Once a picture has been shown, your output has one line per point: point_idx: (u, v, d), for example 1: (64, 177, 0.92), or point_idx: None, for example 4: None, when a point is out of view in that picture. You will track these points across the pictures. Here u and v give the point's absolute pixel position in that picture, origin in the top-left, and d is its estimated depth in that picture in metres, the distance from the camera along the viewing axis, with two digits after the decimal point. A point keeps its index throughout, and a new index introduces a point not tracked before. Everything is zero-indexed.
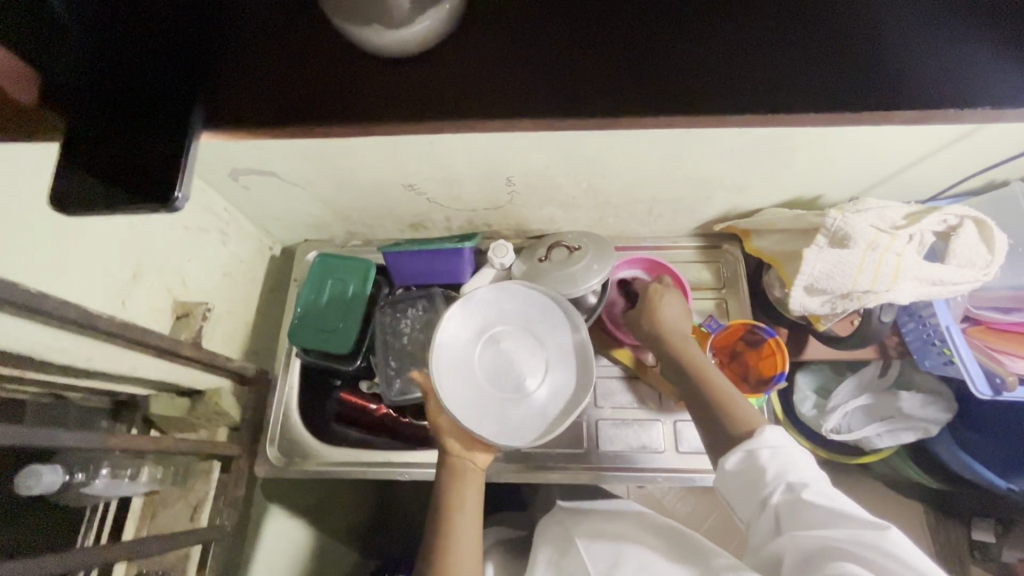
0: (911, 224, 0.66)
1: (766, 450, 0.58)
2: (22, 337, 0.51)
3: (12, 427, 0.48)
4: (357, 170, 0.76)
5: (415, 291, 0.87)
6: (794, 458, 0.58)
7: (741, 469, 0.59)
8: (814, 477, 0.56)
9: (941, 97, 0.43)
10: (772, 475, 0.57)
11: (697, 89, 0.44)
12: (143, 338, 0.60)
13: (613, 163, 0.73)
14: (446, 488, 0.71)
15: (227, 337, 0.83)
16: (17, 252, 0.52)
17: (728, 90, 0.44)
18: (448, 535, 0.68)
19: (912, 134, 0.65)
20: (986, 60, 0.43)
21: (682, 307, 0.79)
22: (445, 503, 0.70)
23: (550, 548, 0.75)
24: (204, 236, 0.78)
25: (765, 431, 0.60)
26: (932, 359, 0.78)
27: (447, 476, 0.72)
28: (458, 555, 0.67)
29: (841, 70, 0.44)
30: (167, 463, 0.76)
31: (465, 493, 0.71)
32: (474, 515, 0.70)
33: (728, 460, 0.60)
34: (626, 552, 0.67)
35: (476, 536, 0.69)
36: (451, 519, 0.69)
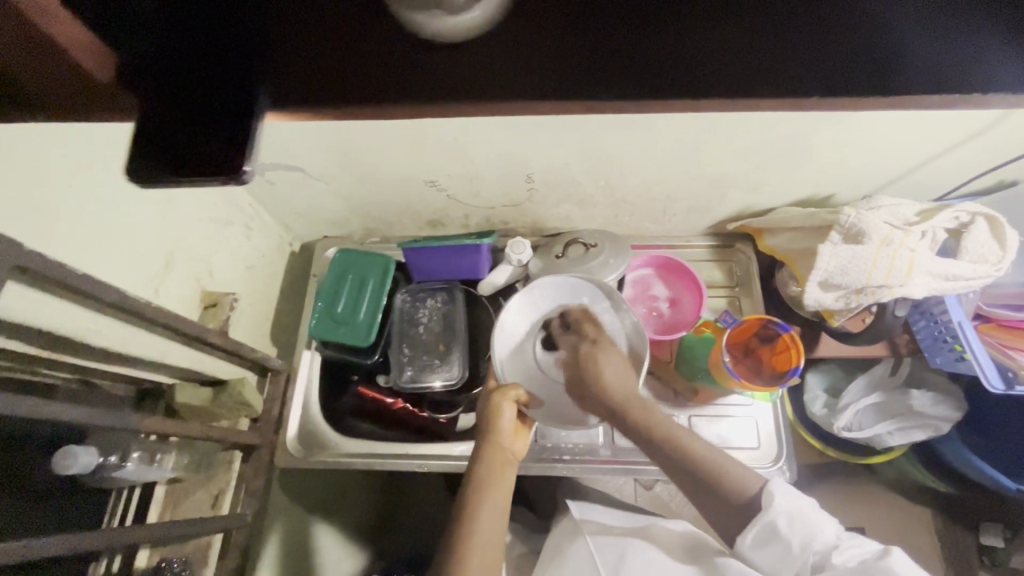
0: (924, 221, 0.68)
1: (783, 519, 0.59)
2: (64, 317, 0.52)
3: (53, 405, 0.50)
4: (380, 165, 0.78)
5: (437, 283, 0.91)
6: (810, 515, 0.60)
7: (763, 540, 0.60)
8: (829, 529, 0.59)
9: (950, 76, 0.33)
10: (797, 546, 0.59)
11: (686, 63, 0.34)
12: (176, 324, 0.61)
13: (631, 160, 0.75)
14: (482, 471, 0.70)
15: (250, 328, 0.84)
16: (63, 236, 0.54)
17: (756, 60, 0.34)
18: (475, 514, 0.66)
19: (924, 132, 0.67)
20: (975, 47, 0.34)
21: (618, 357, 0.74)
22: (480, 484, 0.69)
23: (563, 540, 0.84)
24: (229, 228, 0.79)
25: (773, 496, 0.61)
26: (943, 356, 0.79)
27: (486, 462, 0.71)
28: (480, 535, 0.65)
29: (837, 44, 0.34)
30: (188, 451, 0.77)
31: (498, 481, 0.70)
32: (504, 504, 0.68)
33: (746, 539, 0.61)
34: (632, 549, 0.77)
35: (500, 524, 0.67)
36: (481, 498, 0.67)
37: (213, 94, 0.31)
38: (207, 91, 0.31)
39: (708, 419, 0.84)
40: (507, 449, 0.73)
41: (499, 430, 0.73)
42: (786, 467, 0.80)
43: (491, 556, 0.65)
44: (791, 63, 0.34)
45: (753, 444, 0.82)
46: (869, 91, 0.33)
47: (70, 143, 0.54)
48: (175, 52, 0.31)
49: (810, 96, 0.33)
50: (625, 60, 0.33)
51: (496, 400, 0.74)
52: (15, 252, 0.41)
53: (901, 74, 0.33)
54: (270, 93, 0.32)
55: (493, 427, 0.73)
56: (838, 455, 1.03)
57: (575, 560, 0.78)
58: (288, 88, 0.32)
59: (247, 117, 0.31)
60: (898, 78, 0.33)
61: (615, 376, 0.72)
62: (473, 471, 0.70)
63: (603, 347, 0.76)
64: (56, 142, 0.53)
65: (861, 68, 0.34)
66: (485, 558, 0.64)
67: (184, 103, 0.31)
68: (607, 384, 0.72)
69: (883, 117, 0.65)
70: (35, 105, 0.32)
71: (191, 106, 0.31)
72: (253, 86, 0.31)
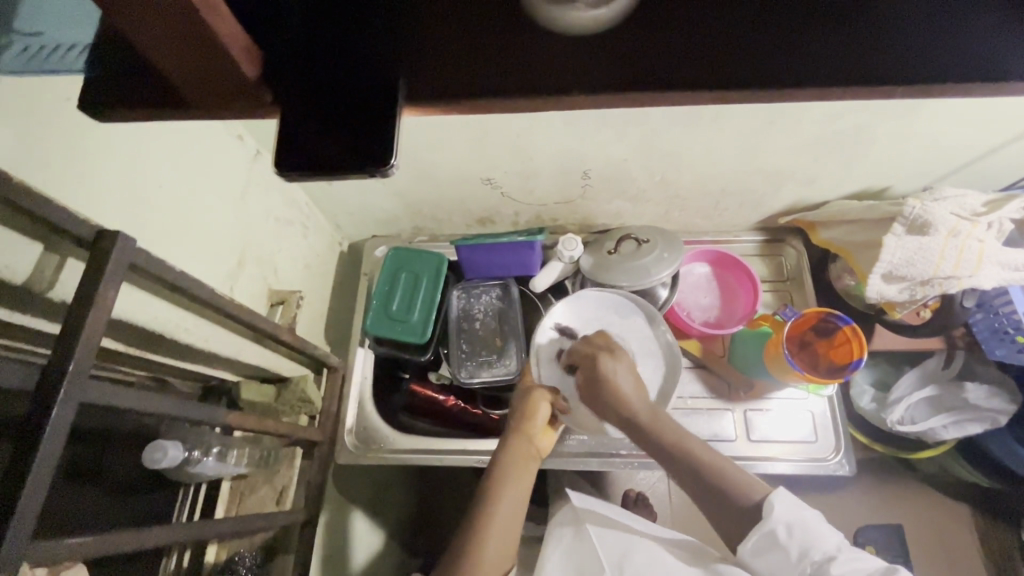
0: (991, 212, 0.68)
1: (783, 528, 0.57)
2: (159, 314, 0.53)
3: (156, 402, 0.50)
4: (440, 163, 0.79)
5: (489, 280, 0.92)
6: (810, 524, 0.58)
7: (761, 548, 0.59)
8: (829, 541, 0.57)
9: (1002, 61, 0.32)
10: (795, 556, 0.57)
11: (783, 53, 0.33)
12: (254, 322, 0.62)
13: (691, 154, 0.75)
14: (506, 461, 0.70)
15: (309, 326, 0.85)
16: (155, 235, 0.55)
17: (816, 43, 0.33)
18: (495, 501, 0.66)
19: (992, 123, 0.68)
20: (1012, 34, 0.33)
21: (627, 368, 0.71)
22: (503, 471, 0.69)
23: (562, 531, 0.83)
24: (290, 228, 0.80)
25: (775, 503, 0.58)
26: (1004, 348, 0.79)
27: (513, 453, 0.71)
28: (498, 520, 0.65)
29: (877, 30, 0.33)
30: (257, 447, 0.77)
31: (523, 473, 0.70)
32: (523, 498, 0.68)
33: (745, 545, 0.59)
34: (637, 547, 0.77)
35: (518, 515, 0.67)
36: (504, 485, 0.67)
37: (350, 92, 0.32)
38: (350, 88, 0.32)
39: (762, 413, 0.84)
40: (533, 445, 0.73)
41: (530, 425, 0.73)
42: (845, 460, 0.80)
43: (506, 540, 0.65)
44: (847, 48, 0.33)
45: (809, 437, 0.82)
46: (920, 79, 0.32)
47: (161, 144, 0.55)
48: (317, 52, 0.33)
49: (903, 88, 0.33)
50: (718, 51, 0.33)
51: (534, 397, 0.75)
52: (131, 248, 0.42)
53: (960, 63, 0.32)
54: (409, 87, 0.32)
55: (526, 422, 0.73)
56: (885, 450, 1.02)
57: (580, 555, 0.78)
58: (423, 85, 0.33)
59: (390, 111, 0.32)
60: (999, 69, 0.33)
61: (629, 388, 0.69)
62: (499, 458, 0.71)
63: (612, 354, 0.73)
64: (149, 142, 0.54)
65: (964, 55, 0.32)
66: (500, 544, 0.64)
67: (318, 102, 0.32)
68: (622, 396, 0.68)
69: (951, 106, 0.65)
70: (171, 104, 0.34)
71: (326, 103, 0.32)
72: (391, 81, 0.32)
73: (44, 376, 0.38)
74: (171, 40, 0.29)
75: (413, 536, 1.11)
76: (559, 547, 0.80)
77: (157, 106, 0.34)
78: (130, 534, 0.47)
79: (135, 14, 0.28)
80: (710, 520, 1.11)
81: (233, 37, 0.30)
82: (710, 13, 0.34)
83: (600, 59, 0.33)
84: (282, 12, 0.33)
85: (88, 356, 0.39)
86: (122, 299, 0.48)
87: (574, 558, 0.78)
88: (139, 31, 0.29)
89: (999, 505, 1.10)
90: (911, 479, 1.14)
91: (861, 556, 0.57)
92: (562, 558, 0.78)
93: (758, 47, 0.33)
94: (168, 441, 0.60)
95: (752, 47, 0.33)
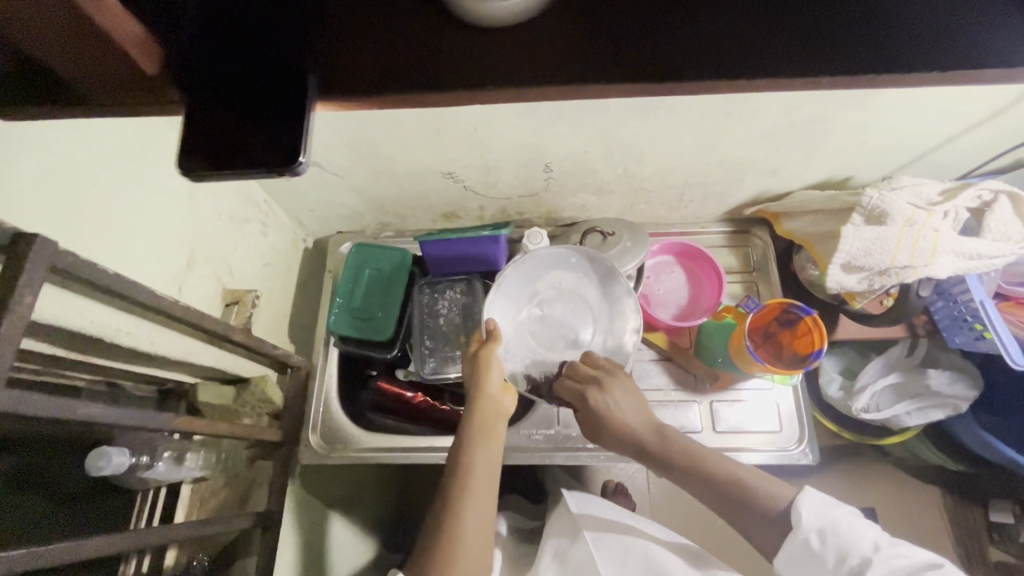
0: (946, 201, 0.69)
1: (815, 535, 0.55)
2: (94, 317, 0.51)
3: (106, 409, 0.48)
4: (398, 158, 0.77)
5: (455, 275, 0.90)
6: (846, 526, 0.55)
7: (798, 559, 0.56)
8: (866, 542, 0.54)
9: (916, 55, 0.35)
10: (833, 563, 0.54)
11: (710, 49, 0.35)
12: (204, 324, 0.60)
13: (652, 147, 0.75)
14: (469, 443, 0.63)
15: (270, 325, 0.84)
16: (93, 236, 0.53)
17: (746, 42, 0.35)
18: (467, 482, 0.61)
19: (946, 113, 0.68)
20: (936, 28, 0.35)
21: (624, 389, 0.68)
22: (472, 440, 0.64)
23: (558, 539, 0.83)
24: (247, 226, 0.78)
25: (803, 511, 0.56)
26: (963, 336, 0.80)
27: (479, 419, 0.65)
28: (473, 505, 0.60)
29: (803, 23, 0.36)
30: (215, 450, 0.75)
31: (489, 445, 0.64)
32: (494, 462, 0.64)
33: (782, 557, 0.57)
34: (633, 549, 0.77)
35: (490, 485, 0.62)
36: (470, 456, 0.62)
37: (272, 95, 0.35)
38: (271, 93, 0.35)
39: (730, 404, 0.84)
40: (498, 404, 0.68)
41: (484, 395, 0.67)
42: (808, 449, 0.81)
43: (483, 507, 0.61)
44: (771, 45, 0.35)
45: (775, 427, 0.82)
46: (839, 73, 0.35)
47: (95, 142, 0.54)
48: (226, 57, 0.35)
49: (818, 77, 0.35)
50: (646, 51, 0.35)
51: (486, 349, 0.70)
52: (51, 250, 0.40)
53: (878, 56, 0.35)
54: (320, 83, 0.35)
55: (482, 379, 0.68)
56: (855, 437, 1.03)
57: (577, 562, 0.77)
58: (336, 81, 0.35)
59: (301, 104, 0.34)
60: (916, 60, 0.35)
61: (627, 412, 0.67)
62: (463, 429, 0.65)
63: (613, 378, 0.70)
64: (80, 139, 0.52)
65: (877, 47, 0.35)
66: (480, 526, 0.59)
67: (240, 99, 0.35)
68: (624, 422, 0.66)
69: (906, 95, 0.64)
70: (100, 103, 0.35)
71: (253, 107, 0.35)
72: (302, 78, 0.34)
73: None
74: (78, 50, 0.31)
75: (392, 533, 1.10)
76: (556, 555, 0.80)
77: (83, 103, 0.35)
78: (60, 546, 0.45)
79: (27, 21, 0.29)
80: (686, 509, 1.11)
81: (129, 33, 0.31)
82: (649, 17, 0.36)
83: (543, 58, 0.35)
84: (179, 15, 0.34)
85: (5, 362, 0.38)
86: (48, 301, 0.46)
87: (572, 566, 0.77)
88: (46, 42, 0.31)
89: (968, 486, 1.12)
90: (885, 465, 1.15)
91: (904, 553, 0.54)
92: (559, 566, 0.78)
93: (685, 45, 0.35)
94: (115, 446, 0.59)
95: (678, 47, 0.35)
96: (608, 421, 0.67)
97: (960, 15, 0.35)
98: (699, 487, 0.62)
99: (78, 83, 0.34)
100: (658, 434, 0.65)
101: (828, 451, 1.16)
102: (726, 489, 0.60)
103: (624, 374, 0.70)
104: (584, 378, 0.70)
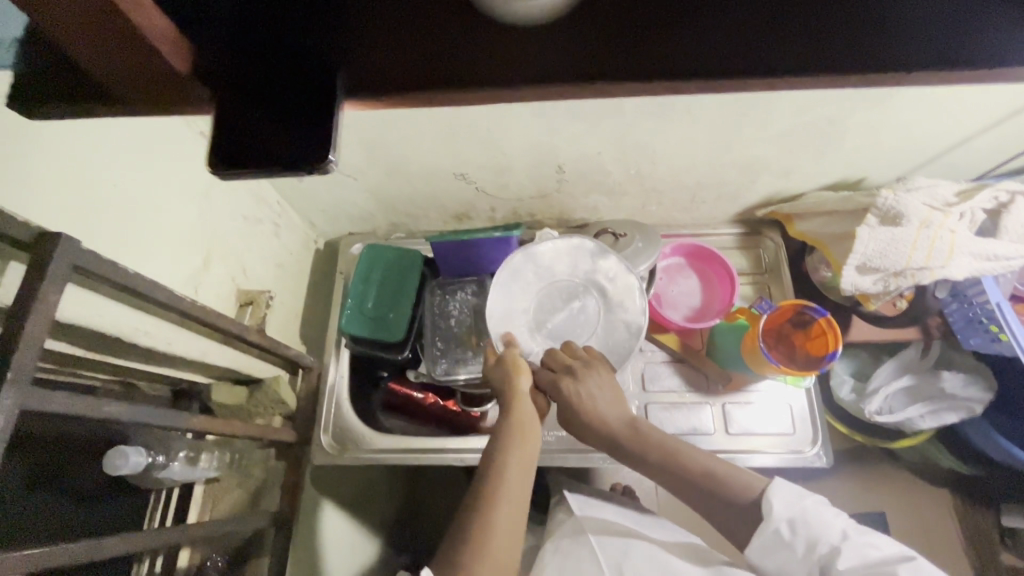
0: (963, 202, 0.68)
1: (786, 525, 0.55)
2: (113, 317, 0.51)
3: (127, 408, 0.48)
4: (412, 159, 0.77)
5: (466, 276, 0.90)
6: (816, 515, 0.55)
7: (768, 549, 0.56)
8: (834, 530, 0.54)
9: (941, 52, 0.34)
10: (802, 551, 0.54)
11: (737, 44, 0.35)
12: (219, 324, 0.61)
13: (666, 147, 0.75)
14: (500, 444, 0.62)
15: (282, 326, 0.84)
16: (112, 237, 0.54)
17: (769, 37, 0.35)
18: (499, 480, 0.59)
19: (962, 113, 0.67)
20: (966, 23, 0.35)
21: (601, 378, 0.67)
22: (506, 441, 0.62)
23: (560, 539, 0.83)
24: (260, 227, 0.79)
25: (774, 501, 0.56)
26: (979, 338, 0.80)
27: (513, 419, 0.65)
28: (505, 501, 0.58)
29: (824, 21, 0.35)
30: (228, 449, 0.76)
31: (524, 446, 0.63)
32: (528, 463, 0.62)
33: (753, 547, 0.57)
34: (634, 547, 0.77)
35: (523, 486, 0.61)
36: (507, 456, 0.61)
37: (297, 94, 0.35)
38: (299, 94, 0.35)
39: (742, 406, 0.84)
40: (530, 406, 0.67)
41: (521, 398, 0.66)
42: (822, 452, 0.80)
43: (516, 516, 0.59)
44: (794, 41, 0.35)
45: (788, 429, 0.82)
46: (858, 71, 0.34)
47: (115, 142, 0.54)
48: (251, 54, 0.35)
49: (842, 75, 0.35)
50: (666, 49, 0.35)
51: (517, 354, 0.70)
52: (75, 249, 0.41)
53: (900, 52, 0.35)
54: (349, 82, 0.35)
55: (512, 381, 0.67)
56: (866, 439, 1.03)
57: (580, 561, 0.77)
58: (364, 80, 0.36)
59: (330, 102, 0.35)
60: (940, 58, 0.34)
61: (604, 402, 0.66)
62: (497, 432, 0.64)
63: (590, 368, 0.68)
64: (101, 140, 0.52)
65: (901, 43, 0.34)
66: (510, 532, 0.57)
67: (267, 102, 0.35)
68: (597, 412, 0.65)
69: (922, 96, 0.64)
70: (128, 103, 0.36)
71: (277, 107, 0.35)
72: (332, 77, 0.35)
73: None
74: (113, 48, 0.31)
75: (400, 534, 1.10)
76: (558, 553, 0.80)
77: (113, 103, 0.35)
78: (78, 546, 0.46)
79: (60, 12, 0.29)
80: (694, 512, 1.11)
81: (164, 36, 0.31)
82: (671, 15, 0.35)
83: (562, 56, 0.35)
84: (213, 11, 0.34)
85: (30, 361, 0.38)
86: (71, 301, 0.47)
87: (574, 565, 0.77)
88: (83, 41, 0.31)
89: (977, 491, 1.11)
90: (894, 469, 1.15)
91: (871, 540, 0.54)
92: (561, 563, 0.79)
93: (713, 41, 0.35)
94: (129, 446, 0.59)
95: (698, 44, 0.35)
96: (580, 411, 0.66)
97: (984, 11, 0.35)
98: (670, 477, 0.63)
99: (110, 83, 0.34)
100: (632, 425, 0.65)
101: (839, 454, 1.15)
102: (700, 479, 0.61)
103: (601, 365, 0.68)
104: (559, 366, 0.68)
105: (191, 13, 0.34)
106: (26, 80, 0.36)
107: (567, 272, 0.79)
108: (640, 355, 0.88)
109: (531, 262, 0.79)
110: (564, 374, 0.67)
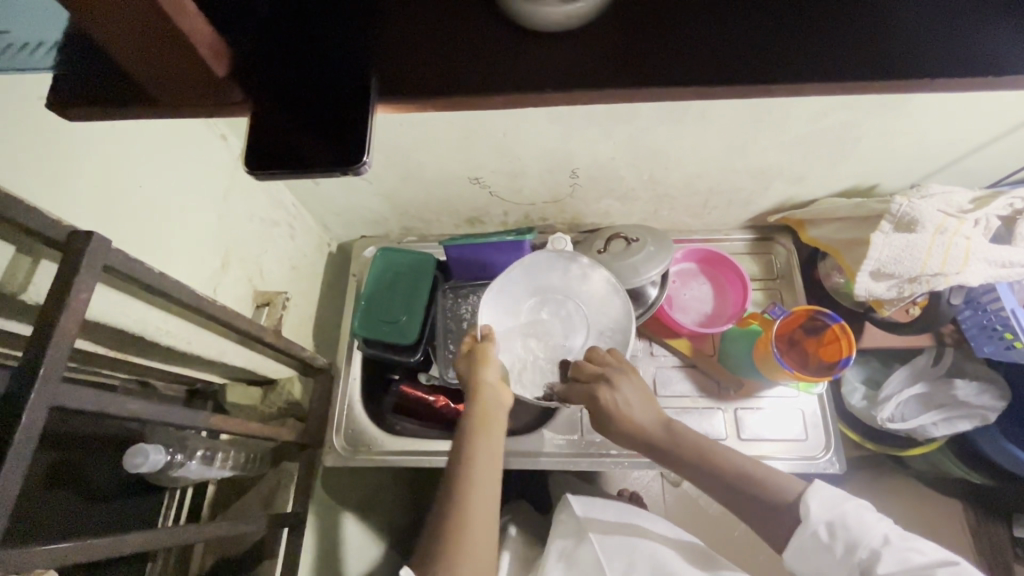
0: (978, 209, 0.68)
1: (825, 528, 0.54)
2: (137, 316, 0.52)
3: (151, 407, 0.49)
4: (427, 163, 0.78)
5: (478, 280, 0.90)
6: (857, 518, 0.54)
7: (806, 551, 0.55)
8: (875, 533, 0.53)
9: (958, 58, 0.34)
10: (841, 555, 0.53)
11: (759, 52, 0.35)
12: (238, 325, 0.61)
13: (679, 153, 0.75)
14: (467, 434, 0.65)
15: (296, 327, 0.85)
16: (135, 235, 0.54)
17: (783, 44, 0.35)
18: (468, 466, 0.62)
19: (976, 121, 0.68)
20: (982, 31, 0.35)
21: (633, 385, 0.68)
22: (471, 429, 0.65)
23: (563, 540, 0.82)
24: (277, 229, 0.80)
25: (812, 503, 0.55)
26: (992, 346, 0.80)
27: (478, 409, 0.67)
28: (476, 494, 0.60)
29: (840, 28, 0.36)
30: (243, 448, 0.77)
31: (488, 434, 0.65)
32: (496, 450, 0.64)
33: (790, 549, 0.56)
34: (639, 552, 0.76)
35: (491, 475, 0.62)
36: (473, 443, 0.64)
37: (326, 98, 0.36)
38: (330, 97, 0.35)
39: (753, 411, 0.84)
40: (498, 395, 0.69)
41: (484, 387, 0.68)
42: (835, 458, 0.80)
43: (488, 503, 0.61)
44: (809, 49, 0.35)
45: (801, 435, 0.82)
46: (875, 78, 0.35)
47: (140, 143, 0.55)
48: (284, 60, 0.36)
49: (859, 82, 0.35)
50: (682, 56, 0.35)
51: (483, 347, 0.72)
52: (105, 249, 0.41)
53: (916, 60, 0.35)
54: (382, 86, 0.36)
55: (477, 371, 0.69)
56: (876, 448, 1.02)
57: (585, 563, 0.77)
58: (393, 85, 0.36)
59: (362, 106, 0.35)
60: (958, 64, 0.34)
61: (638, 409, 0.66)
62: (465, 422, 0.66)
63: (622, 375, 0.68)
64: (127, 140, 0.53)
65: (917, 51, 0.35)
66: (487, 521, 0.59)
67: (298, 107, 0.36)
68: (635, 419, 0.66)
69: (936, 104, 0.65)
70: (162, 105, 0.37)
71: (305, 111, 0.36)
72: (365, 82, 0.36)
73: (14, 379, 0.37)
74: (152, 51, 0.32)
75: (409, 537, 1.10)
76: (562, 556, 0.79)
77: (148, 106, 0.36)
78: (103, 541, 0.47)
79: (105, 20, 0.30)
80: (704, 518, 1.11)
81: (204, 42, 0.32)
82: (688, 22, 0.36)
83: (579, 63, 0.36)
84: (252, 19, 0.36)
85: (61, 358, 0.39)
86: (99, 300, 0.48)
87: (578, 568, 0.77)
88: (124, 46, 0.32)
89: (991, 502, 1.10)
90: (906, 478, 1.14)
91: (915, 544, 0.52)
92: (566, 567, 0.78)
93: (737, 50, 0.35)
94: (151, 444, 0.60)
95: (713, 50, 0.35)
96: (618, 419, 0.67)
97: (1000, 19, 0.35)
98: (710, 480, 0.62)
99: (148, 86, 0.35)
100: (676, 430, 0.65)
101: (849, 461, 1.15)
102: (741, 484, 0.60)
103: (631, 370, 0.69)
104: (589, 376, 0.69)
105: (231, 21, 0.35)
106: (63, 82, 0.37)
107: (524, 288, 0.81)
108: (650, 360, 0.89)
109: (495, 323, 0.79)
110: (597, 383, 0.68)
